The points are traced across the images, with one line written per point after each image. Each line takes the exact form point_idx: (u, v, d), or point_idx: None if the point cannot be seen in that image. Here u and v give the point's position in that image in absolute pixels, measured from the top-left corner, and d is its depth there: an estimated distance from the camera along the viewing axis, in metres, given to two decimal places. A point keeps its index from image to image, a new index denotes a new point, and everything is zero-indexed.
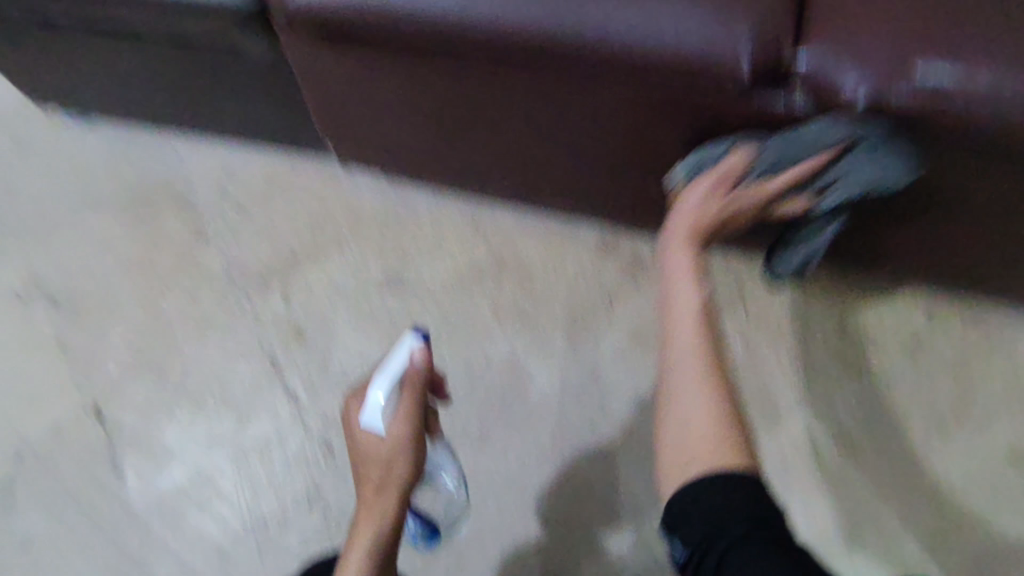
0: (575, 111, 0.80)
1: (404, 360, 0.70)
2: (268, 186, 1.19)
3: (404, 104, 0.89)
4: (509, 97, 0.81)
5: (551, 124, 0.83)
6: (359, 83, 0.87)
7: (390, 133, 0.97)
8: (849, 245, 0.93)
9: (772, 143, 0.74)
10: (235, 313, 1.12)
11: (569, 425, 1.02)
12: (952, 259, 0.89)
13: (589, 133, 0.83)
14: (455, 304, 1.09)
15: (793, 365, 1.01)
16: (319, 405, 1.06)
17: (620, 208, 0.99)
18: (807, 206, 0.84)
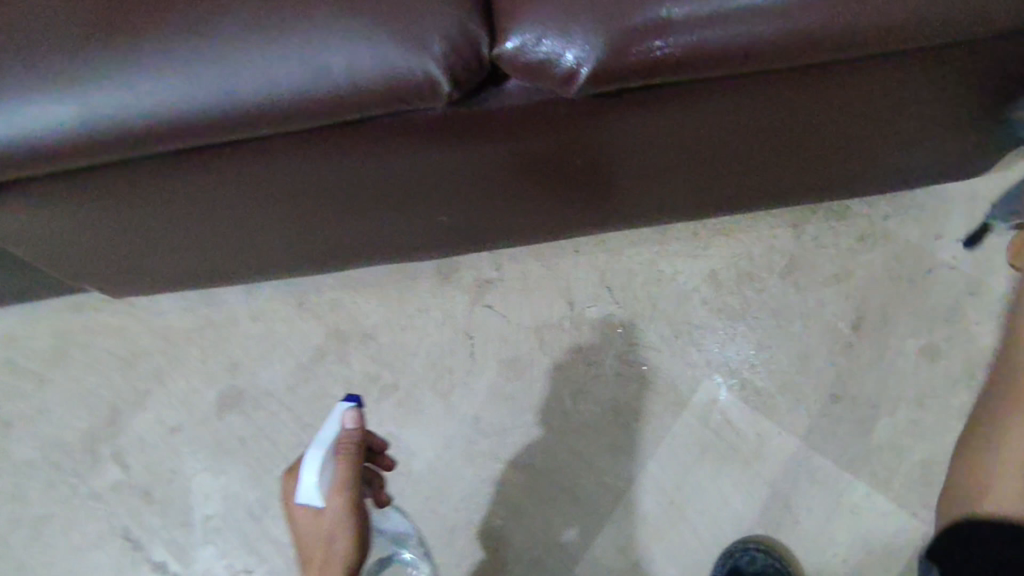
0: (354, 173, 0.70)
1: (337, 422, 0.64)
2: (63, 342, 1.02)
3: (154, 223, 0.78)
4: (274, 184, 0.71)
5: (338, 189, 0.74)
6: (77, 215, 0.74)
7: (154, 253, 0.86)
8: (680, 193, 0.85)
9: (561, 140, 0.68)
10: (70, 497, 0.96)
11: (471, 486, 0.90)
12: (785, 170, 0.81)
13: (355, 180, 0.73)
14: (308, 400, 0.96)
15: (676, 336, 0.92)
16: (196, 567, 0.92)
17: (453, 237, 0.90)
18: (632, 175, 0.79)
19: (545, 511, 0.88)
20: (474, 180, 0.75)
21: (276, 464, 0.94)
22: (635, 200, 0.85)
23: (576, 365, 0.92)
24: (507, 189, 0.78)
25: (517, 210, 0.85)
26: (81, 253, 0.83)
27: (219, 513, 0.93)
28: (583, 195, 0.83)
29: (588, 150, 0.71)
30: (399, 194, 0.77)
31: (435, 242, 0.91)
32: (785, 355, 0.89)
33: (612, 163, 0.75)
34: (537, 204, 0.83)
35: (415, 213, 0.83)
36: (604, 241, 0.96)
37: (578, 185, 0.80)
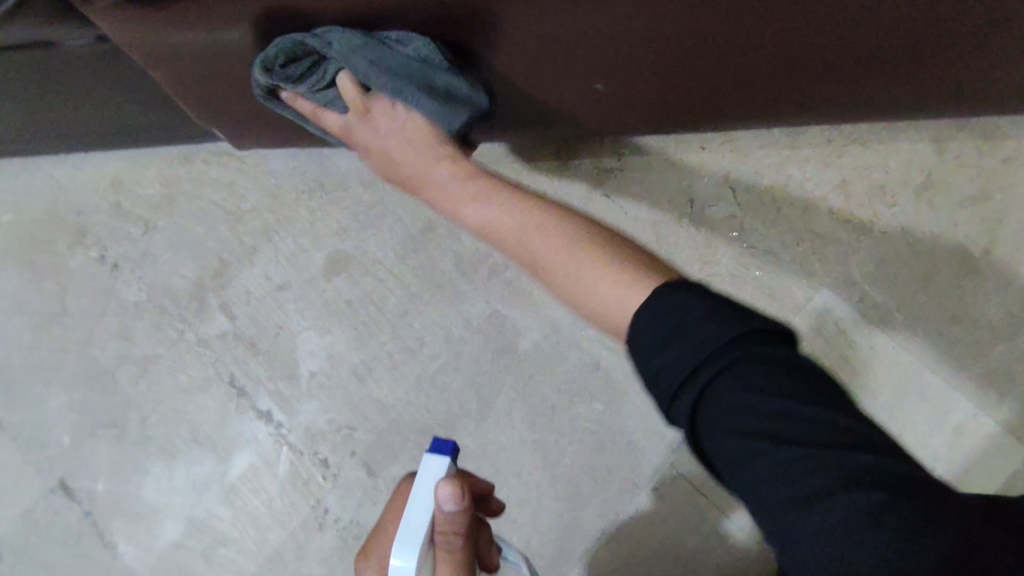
0: (525, 22, 0.68)
1: (430, 511, 0.52)
2: (171, 190, 1.02)
3: (307, 68, 0.76)
4: (441, 29, 0.70)
5: (502, 42, 0.72)
6: (232, 46, 0.71)
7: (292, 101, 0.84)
8: (839, 95, 0.82)
9: (752, 7, 0.65)
10: (177, 341, 0.98)
11: (575, 369, 0.92)
12: (954, 73, 0.77)
13: (518, 32, 0.70)
14: (415, 271, 0.96)
15: (797, 243, 0.90)
16: (300, 418, 0.95)
17: (590, 121, 0.89)
18: (804, 65, 0.76)
19: (647, 400, 0.90)
20: (640, 47, 0.72)
21: (382, 330, 0.96)
22: (786, 91, 0.81)
23: (691, 262, 0.92)
24: (672, 66, 0.76)
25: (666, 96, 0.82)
26: (217, 91, 0.81)
27: (324, 370, 0.96)
28: (743, 85, 0.80)
29: (768, 17, 0.67)
30: (554, 53, 0.74)
31: (571, 124, 0.90)
32: (910, 273, 0.87)
33: (787, 52, 0.73)
34: (690, 92, 0.81)
35: (560, 81, 0.80)
36: (732, 140, 0.93)
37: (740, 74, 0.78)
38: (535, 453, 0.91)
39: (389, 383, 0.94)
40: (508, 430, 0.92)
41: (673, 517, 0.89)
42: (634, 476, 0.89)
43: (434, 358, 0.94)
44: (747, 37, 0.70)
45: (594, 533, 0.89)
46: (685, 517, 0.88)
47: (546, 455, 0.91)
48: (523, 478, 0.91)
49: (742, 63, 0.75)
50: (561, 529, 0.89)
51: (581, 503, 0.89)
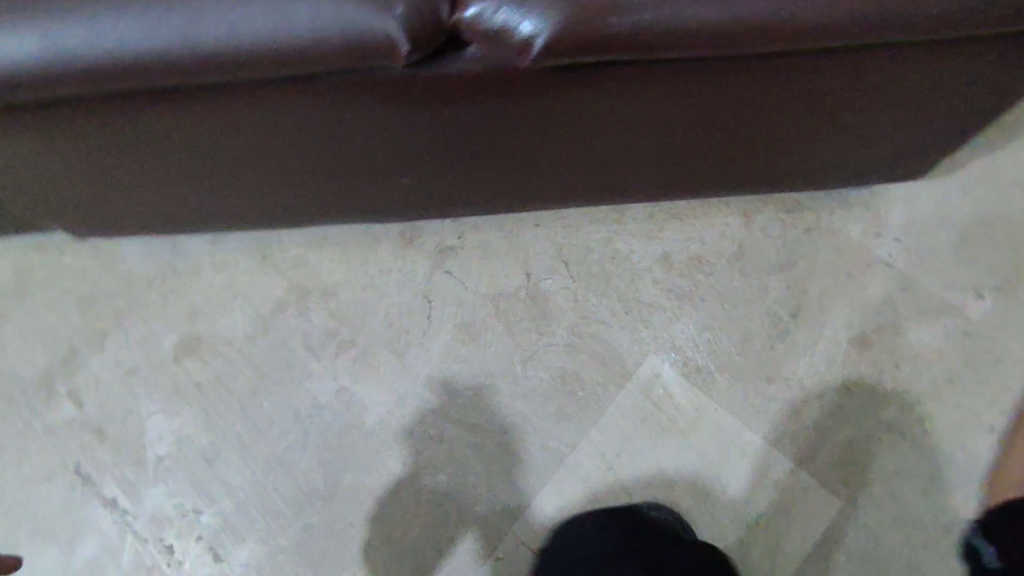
0: (322, 134, 0.74)
1: None
2: (24, 279, 1.03)
3: (129, 168, 0.80)
4: (246, 141, 0.75)
5: (309, 149, 0.77)
6: (55, 153, 0.74)
7: (126, 197, 0.88)
8: (640, 179, 0.90)
9: (525, 115, 0.72)
10: (23, 431, 0.97)
11: (421, 441, 0.94)
12: (738, 157, 0.85)
13: (320, 140, 0.76)
14: (266, 350, 0.98)
15: (625, 312, 0.96)
16: (146, 504, 0.94)
17: (422, 207, 0.95)
18: (597, 155, 0.83)
19: (488, 470, 0.93)
20: (438, 148, 0.79)
21: (231, 411, 0.97)
22: (596, 173, 0.88)
23: (528, 333, 0.96)
24: (477, 160, 0.83)
25: (484, 186, 0.89)
26: (56, 188, 0.84)
27: (172, 454, 0.96)
28: (549, 172, 0.87)
29: (550, 118, 0.74)
30: (366, 155, 0.80)
31: (405, 211, 0.95)
32: (728, 337, 0.93)
33: (574, 145, 0.80)
34: (505, 180, 0.88)
35: (380, 173, 0.85)
36: (564, 217, 1.00)
37: (544, 163, 0.85)
38: (382, 529, 0.92)
39: (237, 463, 0.95)
40: (356, 506, 0.93)
41: None
42: (479, 547, 0.91)
43: (282, 437, 0.95)
44: (538, 130, 0.76)
45: None
46: None
47: (392, 530, 0.92)
48: (370, 554, 0.91)
49: (544, 151, 0.81)
50: None
51: None
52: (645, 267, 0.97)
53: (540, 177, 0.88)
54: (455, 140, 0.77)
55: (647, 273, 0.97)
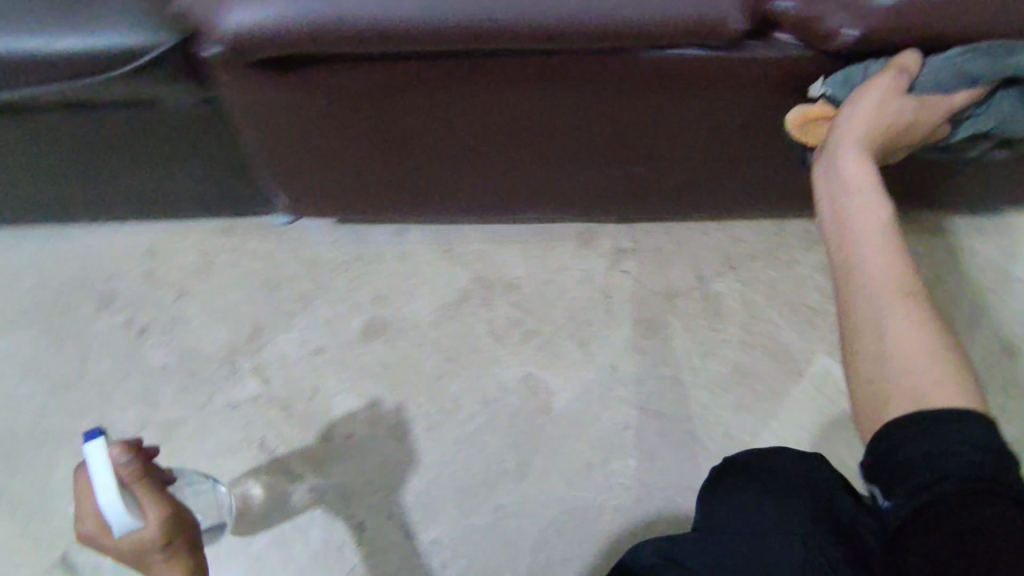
0: (597, 115, 0.81)
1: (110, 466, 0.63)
2: (208, 257, 1.04)
3: (392, 142, 0.85)
4: (522, 115, 0.81)
5: (571, 132, 0.84)
6: (316, 111, 0.78)
7: (361, 178, 0.92)
8: None
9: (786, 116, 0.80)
10: (205, 405, 0.97)
11: (607, 427, 0.98)
12: (904, 183, 0.94)
13: (587, 123, 0.82)
14: (451, 335, 1.02)
15: (793, 314, 1.03)
16: (335, 481, 0.94)
17: (625, 210, 1.00)
18: (813, 171, 0.91)
19: (674, 457, 0.96)
20: (685, 144, 0.86)
21: (419, 393, 0.99)
22: (798, 190, 0.96)
23: (704, 330, 1.03)
24: (707, 164, 0.89)
25: (694, 194, 0.96)
26: (307, 163, 0.87)
27: (360, 432, 0.97)
28: (759, 186, 0.94)
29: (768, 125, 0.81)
30: (614, 146, 0.86)
31: (604, 213, 1.01)
32: None
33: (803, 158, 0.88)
34: (716, 190, 0.95)
35: (582, 168, 0.91)
36: (729, 227, 1.09)
37: (761, 176, 0.92)
38: (572, 511, 0.94)
39: (425, 444, 0.96)
40: (547, 489, 0.94)
41: None
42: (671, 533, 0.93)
43: (469, 419, 0.98)
44: (751, 137, 0.83)
45: None
46: None
47: (584, 513, 0.93)
48: (563, 536, 0.92)
49: (741, 160, 0.88)
50: None
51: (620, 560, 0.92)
52: (808, 275, 1.06)
53: (749, 190, 0.95)
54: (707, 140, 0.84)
55: (810, 280, 1.05)
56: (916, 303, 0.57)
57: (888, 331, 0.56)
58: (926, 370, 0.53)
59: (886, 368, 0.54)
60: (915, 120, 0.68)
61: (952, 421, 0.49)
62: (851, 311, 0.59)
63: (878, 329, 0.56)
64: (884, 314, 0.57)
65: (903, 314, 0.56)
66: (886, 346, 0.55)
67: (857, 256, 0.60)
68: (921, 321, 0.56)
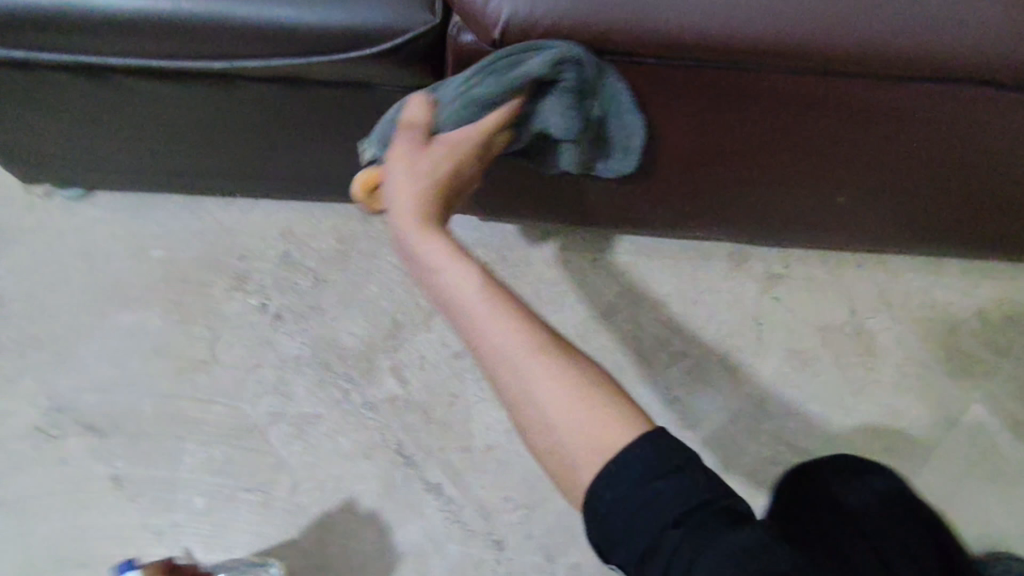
0: (821, 142, 0.76)
1: None
2: (346, 245, 1.00)
3: None
4: (743, 137, 0.76)
5: (784, 158, 0.79)
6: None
7: (543, 186, 0.87)
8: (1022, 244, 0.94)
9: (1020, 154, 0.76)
10: (341, 402, 0.92)
11: (754, 460, 0.94)
12: None
13: (805, 151, 0.78)
14: (597, 350, 0.98)
15: (948, 359, 1.00)
16: (473, 494, 0.89)
17: (795, 241, 0.97)
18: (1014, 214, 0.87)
19: None
20: (895, 178, 0.82)
21: None
22: (986, 233, 0.92)
23: (856, 367, 0.99)
24: (908, 199, 0.86)
25: (875, 229, 0.92)
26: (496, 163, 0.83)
27: (500, 444, 0.92)
28: (949, 225, 0.90)
29: (995, 158, 0.78)
30: (820, 177, 0.82)
31: (773, 243, 0.97)
32: None
33: (1010, 199, 0.84)
34: (902, 228, 0.91)
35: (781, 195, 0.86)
36: (884, 262, 1.05)
37: (957, 215, 0.88)
38: None
39: None
40: None
41: None
42: None
43: None
44: (969, 173, 0.80)
45: None
46: None
47: None
48: None
49: (946, 195, 0.84)
50: None
51: None
52: (965, 319, 1.02)
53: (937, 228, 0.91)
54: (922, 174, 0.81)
55: (967, 325, 1.02)
56: (599, 406, 0.48)
57: (541, 397, 0.49)
58: (589, 466, 0.47)
59: (549, 434, 0.49)
60: (424, 194, 0.58)
61: (628, 470, 0.45)
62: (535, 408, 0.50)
63: (535, 409, 0.49)
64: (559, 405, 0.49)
65: (545, 374, 0.49)
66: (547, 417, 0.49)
67: (446, 268, 0.54)
68: (567, 370, 0.50)
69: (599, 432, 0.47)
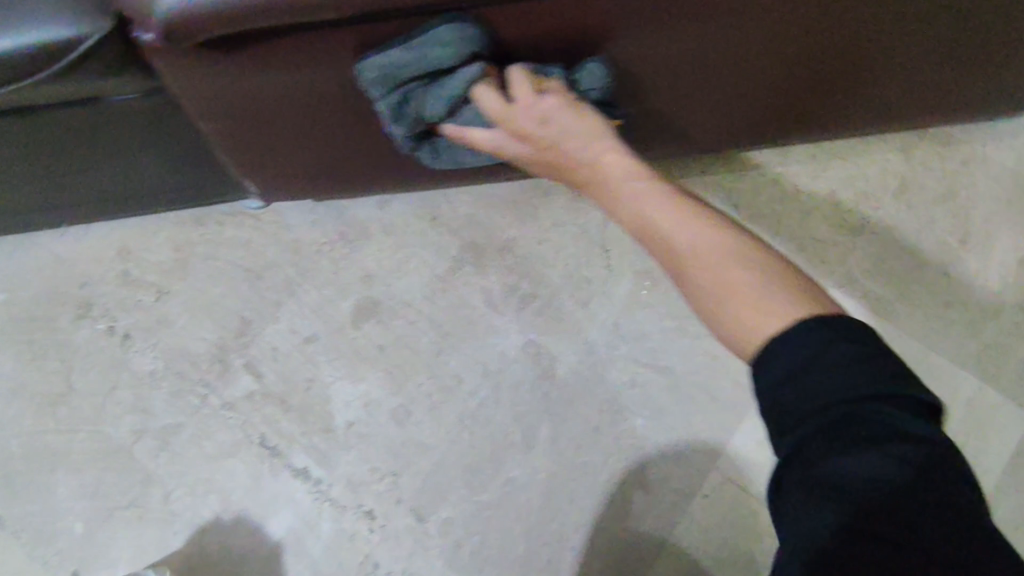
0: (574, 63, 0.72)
1: None
2: (184, 253, 1.00)
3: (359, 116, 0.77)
4: (493, 73, 0.73)
5: None
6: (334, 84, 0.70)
7: (337, 156, 0.85)
8: (847, 117, 0.89)
9: (785, 34, 0.71)
10: (201, 408, 0.94)
11: (614, 387, 0.94)
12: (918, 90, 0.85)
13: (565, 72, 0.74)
14: (445, 310, 0.97)
15: (800, 250, 0.99)
16: (339, 471, 0.92)
17: None
18: (819, 93, 0.83)
19: (687, 412, 0.93)
20: (672, 82, 0.77)
21: (418, 371, 0.95)
22: (801, 115, 0.87)
23: None
24: (699, 99, 0.81)
25: (687, 133, 0.89)
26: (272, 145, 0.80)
27: (361, 419, 0.94)
28: (759, 114, 0.86)
29: (824, 43, 0.73)
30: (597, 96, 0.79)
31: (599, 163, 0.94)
32: (900, 265, 0.97)
33: (802, 76, 0.79)
34: (712, 125, 0.87)
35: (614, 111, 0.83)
36: (730, 162, 1.02)
37: (760, 104, 0.84)
38: (585, 475, 0.92)
39: (430, 424, 0.94)
40: (556, 455, 0.93)
41: (725, 523, 0.90)
42: (685, 487, 0.91)
43: (473, 393, 0.95)
44: (744, 61, 0.75)
45: (652, 549, 0.90)
46: (737, 520, 0.90)
47: (597, 474, 0.92)
48: (577, 502, 0.91)
49: (787, 84, 0.80)
50: (620, 545, 0.90)
51: (638, 518, 0.91)
52: (814, 206, 1.00)
53: (750, 120, 0.87)
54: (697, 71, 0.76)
55: (817, 212, 1.00)
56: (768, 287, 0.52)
57: (704, 285, 0.55)
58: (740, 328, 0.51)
59: (717, 325, 0.54)
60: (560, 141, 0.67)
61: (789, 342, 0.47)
62: (718, 298, 0.54)
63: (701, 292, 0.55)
64: (740, 281, 0.53)
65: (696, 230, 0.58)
66: (723, 313, 0.53)
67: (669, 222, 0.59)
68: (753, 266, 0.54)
69: (758, 325, 0.50)
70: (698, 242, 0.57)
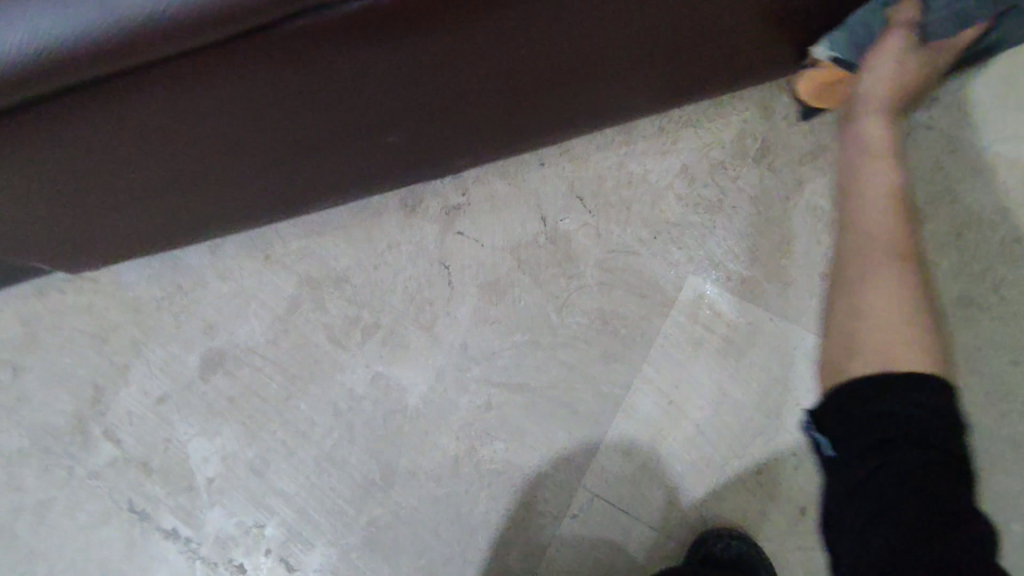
0: (287, 125, 0.68)
1: None
2: (31, 326, 0.99)
3: (106, 193, 0.75)
4: (213, 148, 0.70)
5: (281, 142, 0.72)
6: (3, 193, 0.67)
7: (114, 220, 0.84)
8: (637, 94, 0.82)
9: (498, 59, 0.65)
10: (68, 480, 0.95)
11: (466, 412, 0.90)
12: (707, 58, 0.77)
13: (287, 132, 0.70)
14: (290, 352, 0.94)
15: (655, 237, 0.89)
16: (207, 528, 0.92)
17: (413, 172, 0.89)
18: (585, 83, 0.76)
19: (546, 428, 0.88)
20: (410, 112, 0.73)
21: (270, 419, 0.93)
22: (581, 103, 0.81)
23: (554, 279, 0.90)
24: (452, 115, 0.76)
25: (468, 141, 0.84)
26: (34, 226, 0.79)
27: (221, 474, 0.93)
28: (532, 111, 0.80)
29: (536, 51, 0.65)
30: (341, 138, 0.75)
31: (397, 179, 0.90)
32: (770, 239, 0.87)
33: (553, 76, 0.72)
34: (487, 132, 0.82)
35: (361, 140, 0.77)
36: (569, 149, 0.91)
37: (526, 104, 0.78)
38: (448, 509, 0.88)
39: (288, 471, 0.92)
40: (415, 490, 0.89)
41: (597, 541, 0.87)
42: (550, 508, 0.87)
43: (326, 436, 0.92)
44: (474, 84, 0.69)
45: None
46: (608, 537, 0.87)
47: (459, 506, 0.88)
48: (441, 535, 0.88)
49: (542, 85, 0.74)
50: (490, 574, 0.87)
51: (506, 547, 0.87)
52: (667, 183, 0.89)
53: (526, 118, 0.81)
54: (428, 98, 0.70)
55: (670, 191, 0.89)
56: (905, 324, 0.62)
57: (865, 228, 0.71)
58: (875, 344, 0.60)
59: (866, 326, 0.63)
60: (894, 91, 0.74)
61: (918, 386, 0.55)
62: (864, 319, 0.64)
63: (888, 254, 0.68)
64: (897, 326, 0.62)
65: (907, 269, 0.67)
66: (868, 317, 0.64)
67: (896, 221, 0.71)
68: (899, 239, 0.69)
69: (894, 351, 0.59)
70: (891, 234, 0.69)
